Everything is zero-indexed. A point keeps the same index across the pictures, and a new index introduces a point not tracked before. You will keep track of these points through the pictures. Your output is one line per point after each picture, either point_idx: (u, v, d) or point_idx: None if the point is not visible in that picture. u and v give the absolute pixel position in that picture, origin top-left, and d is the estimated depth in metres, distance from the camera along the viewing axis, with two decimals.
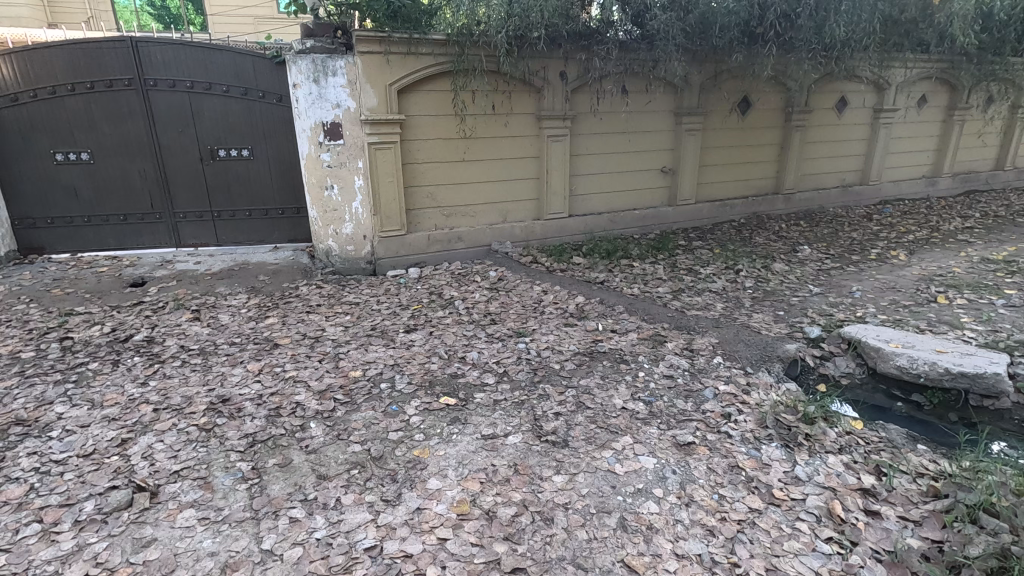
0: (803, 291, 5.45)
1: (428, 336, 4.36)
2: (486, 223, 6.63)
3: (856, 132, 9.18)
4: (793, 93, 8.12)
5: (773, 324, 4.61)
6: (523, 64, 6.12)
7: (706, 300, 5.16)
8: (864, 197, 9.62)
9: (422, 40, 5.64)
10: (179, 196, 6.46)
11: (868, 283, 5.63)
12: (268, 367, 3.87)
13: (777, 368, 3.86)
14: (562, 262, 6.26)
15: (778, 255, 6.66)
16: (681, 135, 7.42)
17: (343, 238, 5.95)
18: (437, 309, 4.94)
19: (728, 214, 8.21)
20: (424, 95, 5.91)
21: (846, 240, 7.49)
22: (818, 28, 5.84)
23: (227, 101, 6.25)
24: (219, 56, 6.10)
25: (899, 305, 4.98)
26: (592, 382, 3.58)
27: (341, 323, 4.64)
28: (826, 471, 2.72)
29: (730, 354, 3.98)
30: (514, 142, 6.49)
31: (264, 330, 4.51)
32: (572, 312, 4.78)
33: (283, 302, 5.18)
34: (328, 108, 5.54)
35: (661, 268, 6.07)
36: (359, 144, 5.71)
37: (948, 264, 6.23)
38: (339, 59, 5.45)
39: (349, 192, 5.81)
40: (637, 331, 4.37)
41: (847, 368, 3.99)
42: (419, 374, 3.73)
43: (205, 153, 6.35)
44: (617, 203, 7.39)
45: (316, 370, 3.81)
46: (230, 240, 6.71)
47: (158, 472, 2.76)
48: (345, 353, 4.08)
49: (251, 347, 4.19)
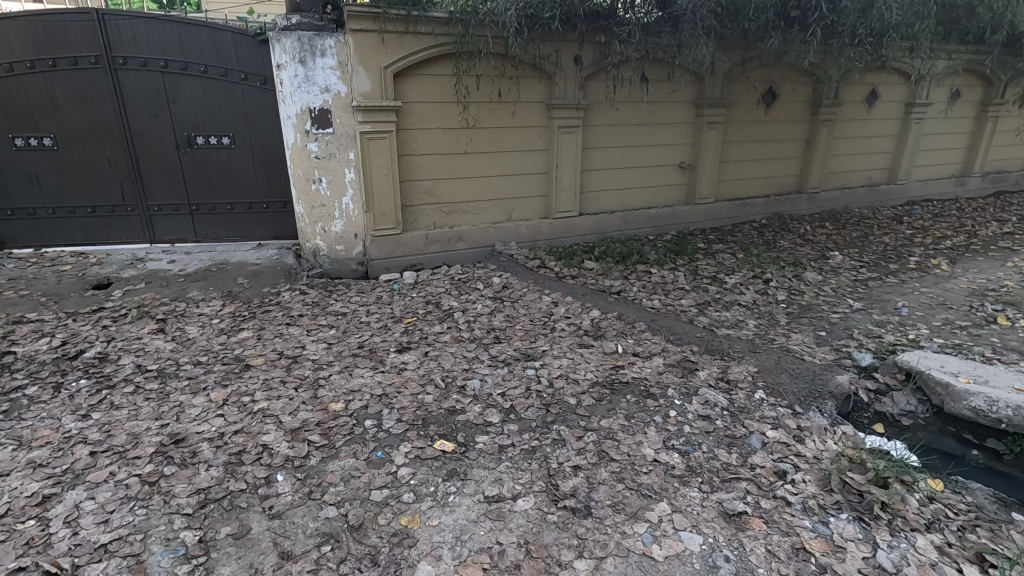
0: (843, 306, 4.88)
1: (423, 358, 3.79)
2: (490, 221, 6.04)
3: (887, 126, 8.56)
4: (822, 84, 7.50)
5: (815, 348, 4.06)
6: (533, 47, 5.50)
7: (737, 317, 4.59)
8: (892, 197, 9.02)
9: (421, 18, 5.01)
10: (153, 187, 5.87)
11: (914, 298, 5.08)
12: (235, 396, 3.30)
13: (829, 407, 3.30)
14: (572, 267, 5.68)
15: (808, 262, 6.09)
16: (703, 128, 6.80)
17: (333, 237, 5.37)
18: (434, 323, 4.37)
19: (749, 213, 7.63)
20: (424, 80, 5.29)
21: (879, 246, 6.90)
22: (865, 11, 5.19)
23: (205, 83, 5.63)
24: (196, 32, 5.48)
25: (954, 327, 4.43)
26: (615, 425, 3.02)
27: (324, 340, 4.06)
28: (916, 559, 2.17)
29: (774, 388, 3.43)
30: (522, 133, 5.88)
31: (236, 347, 3.95)
32: (587, 329, 4.23)
33: (261, 310, 4.61)
34: (316, 92, 4.94)
35: (682, 276, 5.50)
36: (350, 133, 5.11)
37: (997, 276, 5.67)
38: (328, 37, 4.84)
39: (339, 186, 5.23)
40: (663, 355, 3.81)
41: (908, 406, 3.46)
42: (411, 410, 3.16)
43: (181, 140, 5.75)
44: (632, 201, 6.80)
45: (290, 403, 3.24)
46: (209, 237, 6.12)
47: (79, 546, 2.22)
48: (326, 379, 3.52)
49: (217, 369, 3.62)
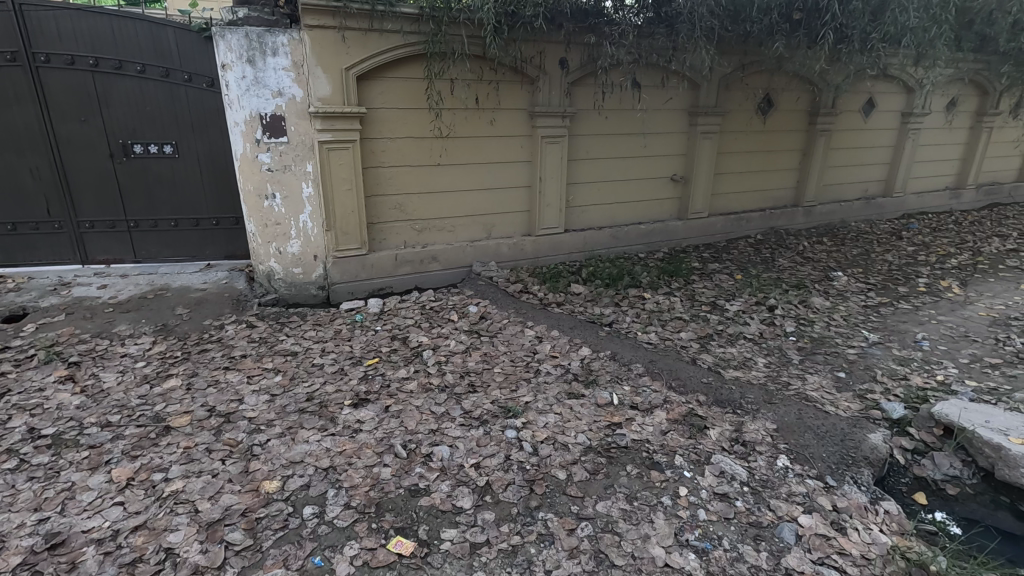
0: (858, 340, 4.39)
1: (383, 415, 3.18)
2: (468, 239, 5.45)
3: (884, 136, 8.17)
4: (821, 93, 7.07)
5: (836, 394, 3.55)
6: (515, 48, 4.94)
7: (744, 354, 4.07)
8: (889, 210, 8.63)
9: (387, 13, 4.41)
10: (84, 201, 5.02)
11: (934, 329, 4.61)
12: (144, 473, 2.66)
13: (866, 477, 2.78)
14: (558, 292, 5.11)
15: (811, 284, 5.62)
16: (697, 138, 6.30)
17: (289, 259, 4.73)
18: (399, 365, 3.76)
19: (744, 228, 7.14)
20: (391, 84, 4.69)
21: (883, 265, 6.48)
22: (876, 14, 4.77)
23: (143, 84, 4.85)
24: (131, 26, 4.70)
25: (984, 366, 3.98)
26: (615, 511, 2.46)
27: (266, 391, 3.42)
28: None
29: (800, 453, 2.88)
30: (501, 142, 5.31)
31: (158, 401, 3.29)
32: (576, 373, 3.67)
33: (197, 351, 3.95)
34: (267, 96, 4.31)
35: (679, 302, 4.98)
36: (307, 142, 4.50)
37: (1015, 301, 5.27)
38: (280, 34, 4.22)
39: (295, 202, 4.60)
40: (666, 408, 3.26)
41: (952, 470, 2.97)
42: (363, 491, 2.56)
43: (116, 149, 4.95)
44: (622, 216, 6.26)
45: (211, 483, 2.60)
46: (150, 257, 5.30)
47: None
48: (262, 446, 2.88)
49: (129, 434, 2.96)
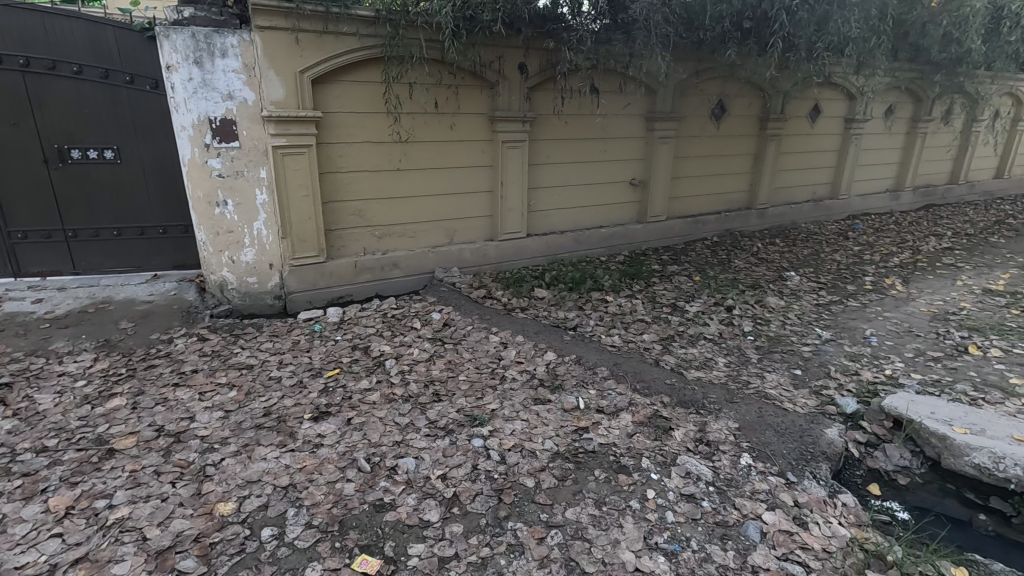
0: (812, 338, 4.53)
1: (345, 428, 3.07)
2: (429, 244, 5.38)
3: (829, 141, 8.52)
4: (770, 98, 7.31)
5: (793, 392, 3.65)
6: (473, 52, 4.90)
7: (705, 354, 4.15)
8: (835, 212, 9.01)
9: (342, 16, 4.31)
10: (16, 210, 4.69)
11: (881, 325, 4.82)
12: (85, 501, 2.48)
13: (824, 471, 2.86)
14: (522, 297, 5.10)
15: (766, 284, 5.80)
16: (655, 143, 6.42)
17: (242, 268, 4.55)
18: (360, 376, 3.66)
19: (701, 230, 7.32)
20: (348, 88, 4.58)
21: (832, 264, 6.75)
22: (820, 24, 4.96)
23: (81, 85, 4.57)
24: (66, 25, 4.42)
25: (928, 359, 4.17)
26: (584, 517, 2.45)
27: (219, 408, 3.26)
28: None
29: (762, 451, 2.94)
30: (462, 147, 5.26)
31: (101, 423, 3.09)
32: (542, 379, 3.65)
33: (144, 367, 3.74)
34: (217, 99, 4.14)
35: (641, 304, 5.04)
36: (260, 147, 4.34)
37: (953, 297, 5.57)
38: (229, 35, 4.06)
39: (248, 209, 4.43)
40: (631, 411, 3.27)
41: (902, 461, 3.09)
42: (325, 509, 2.46)
43: (51, 154, 4.65)
44: (584, 220, 6.31)
45: (160, 508, 2.45)
46: (91, 268, 4.99)
47: None
48: (216, 466, 2.74)
49: (68, 459, 2.77)
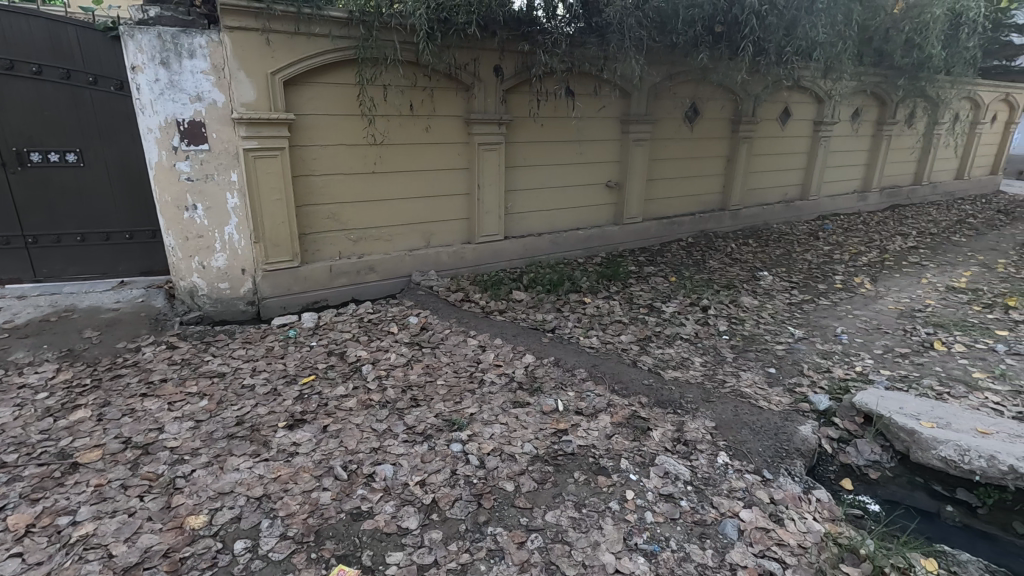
0: (785, 336, 4.61)
1: (321, 436, 3.02)
2: (406, 248, 5.33)
3: (799, 143, 8.71)
4: (742, 102, 7.45)
5: (768, 390, 3.71)
6: (448, 54, 4.88)
7: (681, 354, 4.19)
8: (806, 213, 9.22)
9: (314, 16, 4.25)
10: None
11: (851, 323, 4.94)
12: (47, 518, 2.38)
13: (799, 468, 2.91)
14: (500, 299, 5.08)
15: (740, 284, 5.89)
16: (630, 145, 6.48)
17: (213, 273, 4.44)
18: (336, 382, 3.60)
19: (676, 232, 7.40)
20: (321, 90, 4.52)
21: (803, 264, 6.90)
22: (789, 29, 5.07)
23: (40, 86, 4.41)
24: (23, 23, 4.26)
25: (896, 355, 4.29)
26: (564, 519, 2.44)
27: (190, 417, 3.17)
28: None
29: (738, 449, 2.97)
30: (438, 149, 5.23)
31: (64, 436, 2.97)
32: (520, 382, 3.64)
33: (109, 377, 3.61)
34: (185, 101, 4.03)
35: (618, 305, 5.07)
36: (231, 150, 4.24)
37: (918, 294, 5.74)
38: (197, 35, 3.96)
39: (219, 213, 4.33)
40: (610, 412, 3.28)
41: (873, 455, 3.16)
42: (300, 519, 2.41)
43: (9, 158, 4.47)
44: (560, 222, 6.33)
45: (127, 524, 2.37)
46: (53, 276, 4.82)
47: None
48: (186, 478, 2.66)
49: (28, 475, 2.65)
